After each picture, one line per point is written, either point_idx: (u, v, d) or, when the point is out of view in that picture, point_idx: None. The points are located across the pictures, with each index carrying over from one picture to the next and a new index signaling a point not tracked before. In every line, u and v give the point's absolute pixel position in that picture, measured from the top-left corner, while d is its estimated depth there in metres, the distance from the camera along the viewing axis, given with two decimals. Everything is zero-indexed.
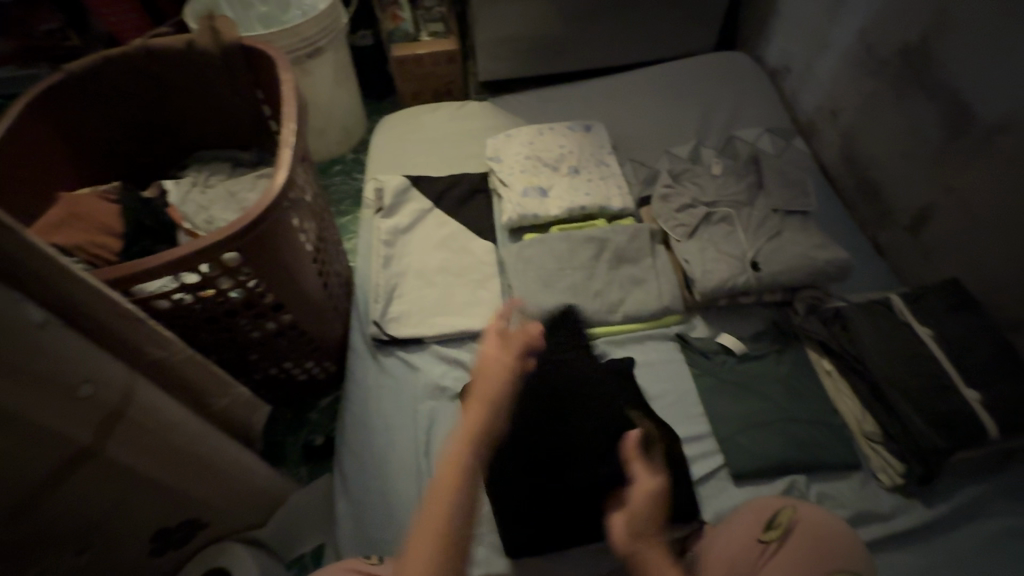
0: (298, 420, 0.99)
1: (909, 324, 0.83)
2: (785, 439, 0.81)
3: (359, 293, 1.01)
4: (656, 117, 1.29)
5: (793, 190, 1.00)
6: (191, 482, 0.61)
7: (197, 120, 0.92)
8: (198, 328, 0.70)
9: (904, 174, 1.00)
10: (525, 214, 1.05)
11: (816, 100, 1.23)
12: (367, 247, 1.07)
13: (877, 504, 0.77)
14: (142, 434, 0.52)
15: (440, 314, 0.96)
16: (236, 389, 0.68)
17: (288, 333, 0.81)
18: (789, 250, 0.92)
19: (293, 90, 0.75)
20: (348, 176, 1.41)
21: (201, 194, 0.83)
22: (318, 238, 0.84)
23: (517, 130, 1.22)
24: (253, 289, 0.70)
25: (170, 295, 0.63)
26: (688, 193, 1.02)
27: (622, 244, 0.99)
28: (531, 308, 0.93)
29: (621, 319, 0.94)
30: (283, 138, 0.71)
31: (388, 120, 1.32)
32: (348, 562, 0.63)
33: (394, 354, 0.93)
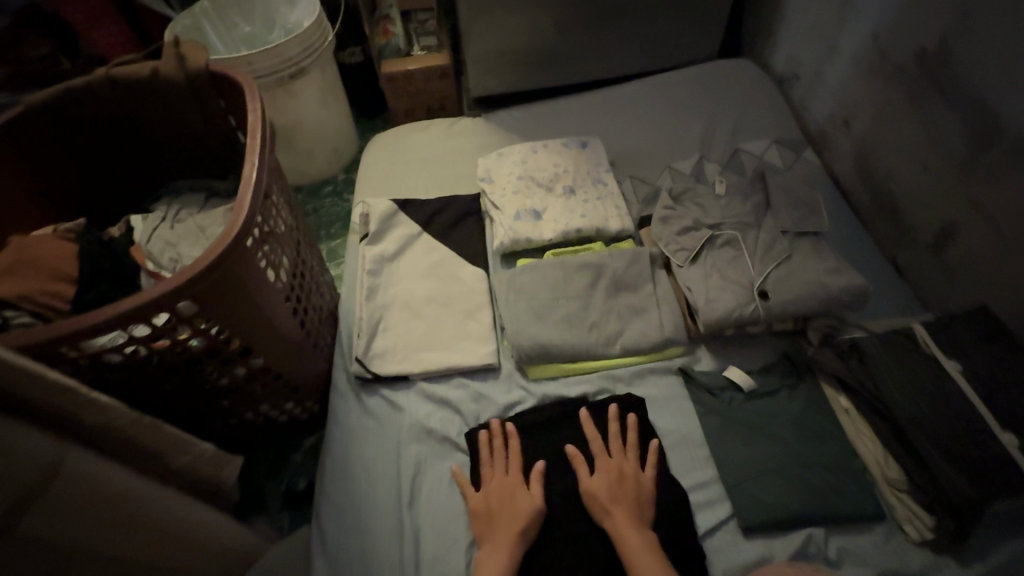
0: (280, 461, 0.94)
1: (934, 358, 0.76)
2: (800, 488, 0.74)
3: (342, 326, 0.95)
4: (656, 130, 1.22)
5: (803, 210, 0.94)
6: (139, 549, 0.57)
7: (169, 148, 0.88)
8: (158, 379, 0.65)
9: (924, 189, 0.93)
10: (517, 239, 1.00)
11: (827, 109, 1.15)
12: (351, 276, 1.02)
13: (904, 561, 0.70)
14: (68, 509, 0.48)
15: (427, 349, 0.90)
16: (198, 446, 0.65)
17: (261, 376, 0.76)
18: (799, 277, 0.85)
19: (260, 120, 0.71)
20: (339, 197, 1.37)
21: (169, 230, 0.79)
22: (292, 274, 0.80)
23: (509, 148, 1.16)
24: (216, 336, 0.65)
25: (121, 348, 0.59)
26: (690, 214, 0.96)
27: (620, 270, 0.93)
28: (522, 341, 0.87)
29: (619, 352, 0.88)
30: (246, 174, 0.66)
31: (377, 139, 1.28)
32: None
33: (378, 392, 0.88)
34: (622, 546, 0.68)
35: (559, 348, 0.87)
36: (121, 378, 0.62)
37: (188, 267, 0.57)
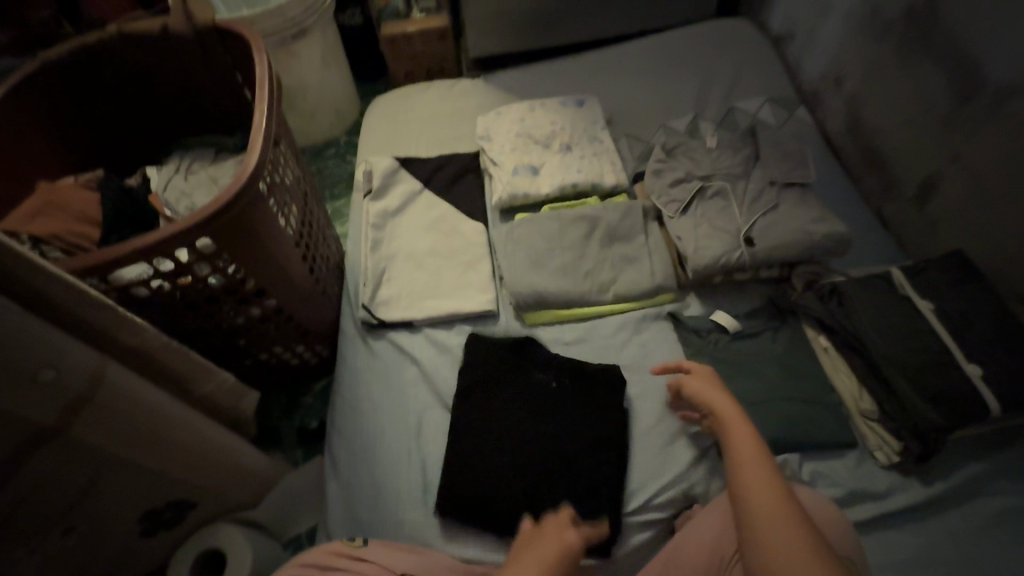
0: (293, 403, 0.99)
1: (909, 299, 0.81)
2: (778, 419, 0.79)
3: (348, 277, 1.00)
4: (652, 90, 1.24)
5: (791, 163, 0.97)
6: (172, 459, 0.63)
7: (179, 104, 0.91)
8: (181, 315, 0.70)
9: (910, 142, 0.96)
10: (515, 194, 1.03)
11: (820, 66, 1.17)
12: (356, 230, 1.06)
13: (872, 483, 0.75)
14: (112, 415, 0.54)
15: (429, 297, 0.95)
16: (221, 374, 0.69)
17: (275, 318, 0.81)
18: (785, 225, 0.89)
19: (268, 72, 0.74)
20: (341, 159, 1.40)
21: (183, 180, 0.83)
22: (301, 223, 0.84)
23: (507, 107, 1.19)
24: (233, 276, 0.70)
25: (148, 282, 0.63)
26: (683, 168, 0.99)
27: (614, 221, 0.97)
28: (520, 288, 0.92)
29: (612, 298, 0.92)
30: (257, 122, 0.70)
31: (379, 101, 1.30)
32: (334, 547, 0.65)
33: (384, 337, 0.93)
34: (728, 443, 0.67)
35: (555, 295, 0.91)
36: (148, 313, 0.67)
37: (209, 203, 0.62)
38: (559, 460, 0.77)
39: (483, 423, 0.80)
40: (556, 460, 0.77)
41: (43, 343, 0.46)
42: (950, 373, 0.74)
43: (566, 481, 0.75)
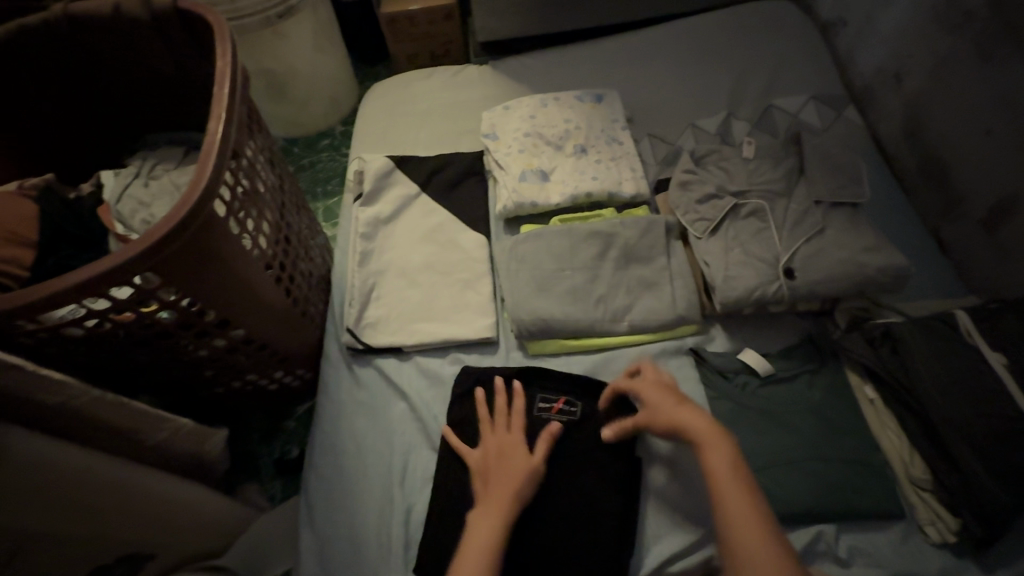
0: (273, 429, 0.91)
1: (976, 347, 0.69)
2: (813, 482, 0.69)
3: (334, 293, 0.90)
4: (680, 83, 1.11)
5: (842, 177, 0.84)
6: (113, 523, 0.56)
7: (141, 97, 0.80)
8: (129, 352, 0.61)
9: (983, 156, 0.82)
10: (521, 203, 0.92)
11: (876, 60, 1.02)
12: (345, 238, 0.96)
13: (921, 564, 0.65)
14: (21, 487, 0.46)
15: (422, 320, 0.85)
16: (175, 421, 0.60)
17: (245, 348, 0.72)
18: (831, 254, 0.77)
19: (229, 66, 0.63)
20: (336, 152, 1.29)
21: (142, 187, 0.73)
22: (275, 239, 0.74)
23: (516, 100, 1.06)
24: (188, 308, 0.61)
25: (81, 321, 0.54)
26: (713, 179, 0.87)
27: (632, 240, 0.85)
28: (524, 315, 0.81)
29: (627, 329, 0.82)
30: (212, 128, 0.59)
31: (375, 89, 1.18)
32: None
33: (371, 364, 0.83)
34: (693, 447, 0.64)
35: (563, 324, 0.81)
36: (88, 353, 0.59)
37: (152, 231, 0.52)
38: (565, 521, 0.67)
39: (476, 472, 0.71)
40: (559, 522, 0.67)
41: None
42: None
43: (566, 546, 0.66)
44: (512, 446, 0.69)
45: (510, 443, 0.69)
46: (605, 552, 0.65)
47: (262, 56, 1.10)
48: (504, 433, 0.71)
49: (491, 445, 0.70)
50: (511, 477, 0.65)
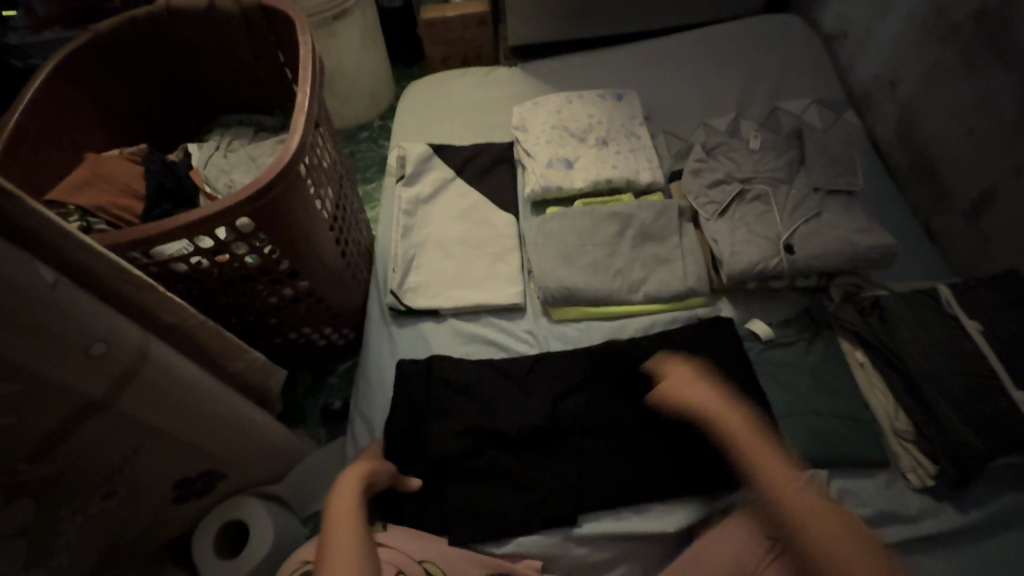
0: (317, 383, 1.01)
1: (955, 318, 0.77)
2: (807, 432, 0.77)
3: (378, 262, 1.01)
4: (693, 86, 1.21)
5: (839, 168, 0.93)
6: (205, 435, 0.65)
7: (221, 82, 0.93)
8: (216, 292, 0.71)
9: (966, 154, 0.91)
10: (548, 186, 1.02)
11: (874, 68, 1.12)
12: (387, 215, 1.06)
13: (902, 505, 0.73)
14: (151, 389, 0.56)
15: (457, 287, 0.95)
16: (251, 353, 0.70)
17: (306, 299, 0.82)
18: (827, 233, 0.85)
19: (311, 54, 0.74)
20: (374, 142, 1.41)
21: (223, 158, 0.84)
22: (335, 206, 0.84)
23: (544, 97, 1.17)
24: (268, 256, 0.71)
25: (187, 258, 0.64)
26: (723, 168, 0.96)
27: (648, 220, 0.95)
28: (550, 283, 0.91)
29: (641, 299, 0.91)
30: (299, 104, 0.70)
31: (415, 85, 1.30)
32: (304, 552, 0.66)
33: (411, 324, 0.93)
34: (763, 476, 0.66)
35: (584, 291, 0.90)
36: (186, 287, 0.69)
37: (249, 184, 0.63)
38: (595, 458, 0.78)
39: (500, 435, 0.78)
40: (596, 459, 0.78)
41: (89, 323, 0.47)
42: (989, 394, 0.71)
43: (599, 480, 0.76)
44: (345, 516, 0.66)
45: (348, 502, 0.67)
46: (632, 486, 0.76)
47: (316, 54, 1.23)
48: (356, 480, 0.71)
49: (338, 490, 0.69)
50: (343, 529, 0.64)
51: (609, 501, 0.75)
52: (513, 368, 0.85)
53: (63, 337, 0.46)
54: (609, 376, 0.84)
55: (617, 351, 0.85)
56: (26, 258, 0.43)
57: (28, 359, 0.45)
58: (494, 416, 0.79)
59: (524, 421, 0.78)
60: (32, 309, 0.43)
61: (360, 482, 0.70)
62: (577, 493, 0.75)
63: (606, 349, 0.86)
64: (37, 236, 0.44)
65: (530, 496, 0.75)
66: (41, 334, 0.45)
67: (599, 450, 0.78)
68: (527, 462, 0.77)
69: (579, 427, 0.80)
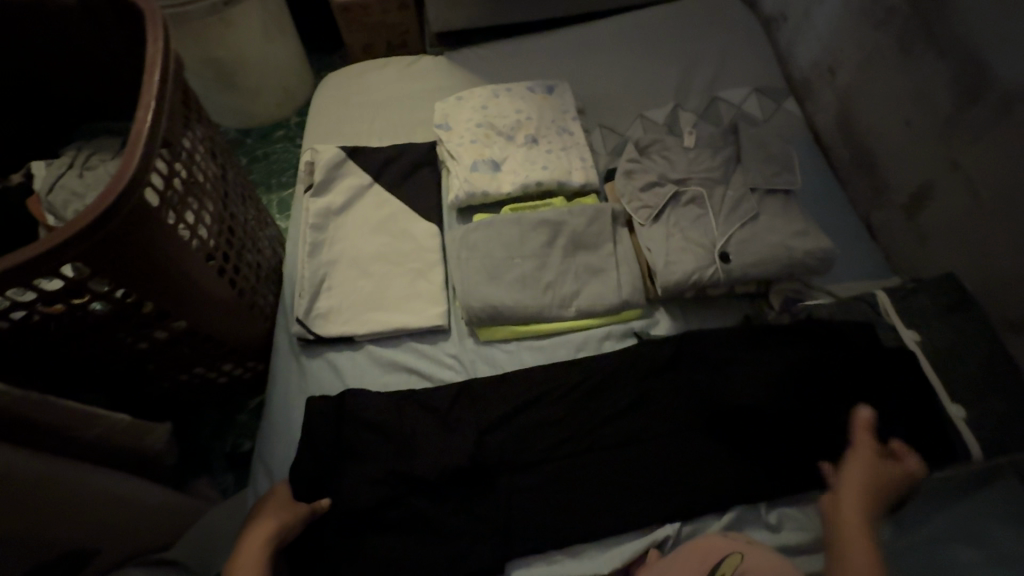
0: (226, 422, 0.92)
1: (890, 323, 0.77)
2: (747, 455, 0.73)
3: (286, 285, 0.90)
4: (630, 76, 1.13)
5: (776, 165, 0.88)
6: (55, 518, 0.57)
7: (79, 86, 0.80)
8: (63, 344, 0.61)
9: (904, 147, 0.87)
10: (472, 192, 0.93)
11: (812, 54, 1.07)
12: (296, 230, 0.95)
13: None
14: None
15: (373, 310, 0.86)
16: (111, 416, 0.63)
17: (188, 339, 0.72)
18: (763, 238, 0.80)
19: (160, 54, 0.61)
20: (291, 143, 1.28)
21: (76, 177, 0.74)
22: (217, 229, 0.73)
23: (468, 91, 1.07)
24: (123, 300, 0.61)
25: (8, 314, 0.54)
26: (656, 168, 0.90)
27: (580, 228, 0.88)
28: (475, 302, 0.83)
29: (574, 315, 0.84)
30: (140, 118, 0.57)
31: (330, 78, 1.18)
32: None
33: (321, 355, 0.84)
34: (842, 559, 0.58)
35: (511, 311, 0.83)
36: (19, 348, 0.58)
37: (68, 224, 0.51)
38: (523, 498, 0.71)
39: (418, 482, 0.70)
40: (525, 498, 0.71)
41: None
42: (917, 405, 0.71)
43: (528, 524, 0.70)
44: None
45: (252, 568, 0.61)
46: (564, 527, 0.70)
47: (187, 49, 1.08)
48: (265, 538, 0.63)
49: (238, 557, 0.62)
50: None
51: (539, 547, 0.69)
52: (434, 402, 0.77)
53: None
54: (538, 402, 0.77)
55: (549, 377, 0.79)
56: None
57: None
58: (413, 461, 0.71)
59: (449, 465, 0.71)
60: None
61: (269, 541, 0.63)
62: (504, 540, 0.69)
63: (537, 373, 0.80)
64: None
65: (452, 547, 0.68)
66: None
67: (530, 491, 0.71)
68: (449, 507, 0.70)
69: (507, 465, 0.72)
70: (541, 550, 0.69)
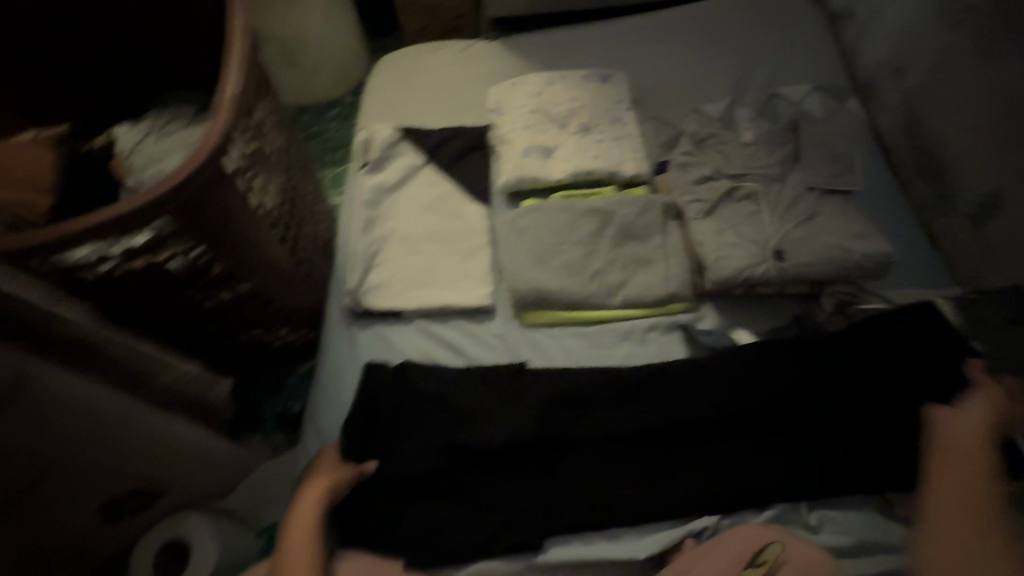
0: (275, 385, 0.96)
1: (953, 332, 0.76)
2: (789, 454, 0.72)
3: (339, 257, 0.93)
4: (686, 69, 1.12)
5: (837, 166, 0.86)
6: (130, 448, 0.65)
7: (160, 56, 0.84)
8: (136, 300, 0.64)
9: (975, 154, 0.83)
10: (523, 178, 0.94)
11: (880, 53, 1.03)
12: (350, 205, 0.98)
13: (883, 534, 0.69)
14: (43, 408, 0.57)
15: (422, 287, 0.88)
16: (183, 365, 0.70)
17: (248, 303, 0.75)
18: (821, 238, 0.79)
19: (244, 30, 0.65)
20: (344, 122, 1.31)
21: (154, 141, 0.76)
22: (281, 199, 0.76)
23: (523, 77, 1.08)
24: (198, 259, 0.64)
25: (95, 265, 0.57)
26: (712, 162, 0.89)
27: (629, 218, 0.88)
28: (523, 285, 0.84)
29: (619, 304, 0.85)
30: (228, 89, 0.61)
31: (386, 59, 1.20)
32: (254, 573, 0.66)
33: (370, 327, 0.86)
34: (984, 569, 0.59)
35: (557, 296, 0.84)
36: (96, 300, 0.61)
37: (160, 182, 0.54)
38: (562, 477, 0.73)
39: (465, 453, 0.73)
40: (564, 478, 0.73)
41: None
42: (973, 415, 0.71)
43: (565, 503, 0.72)
44: (305, 537, 0.64)
45: (309, 524, 0.66)
46: (600, 509, 0.71)
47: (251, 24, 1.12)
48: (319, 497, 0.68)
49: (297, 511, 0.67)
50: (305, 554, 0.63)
51: (575, 525, 0.71)
52: (477, 379, 0.79)
53: None
54: (580, 387, 0.78)
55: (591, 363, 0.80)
56: None
57: None
58: (456, 434, 0.73)
59: (495, 441, 0.73)
60: None
61: (323, 497, 0.68)
62: (542, 515, 0.71)
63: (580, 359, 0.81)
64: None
65: (492, 518, 0.70)
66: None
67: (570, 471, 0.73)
68: (493, 479, 0.73)
69: (550, 443, 0.75)
70: (579, 528, 0.71)
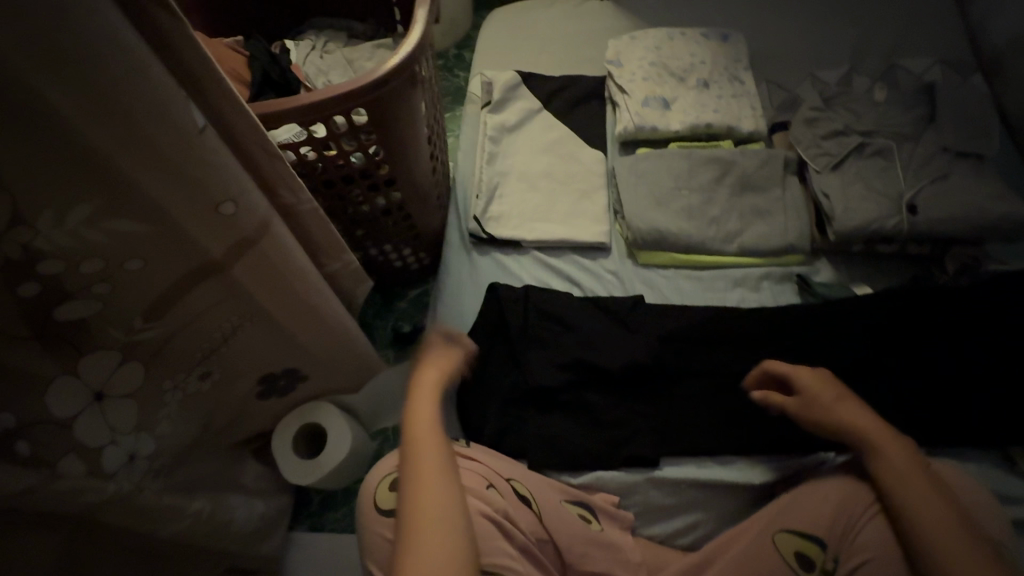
0: (386, 306, 1.01)
1: None
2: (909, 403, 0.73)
3: (459, 189, 0.98)
4: (802, 36, 1.12)
5: (971, 131, 0.85)
6: (310, 330, 0.64)
7: None
8: (315, 190, 0.70)
9: None
10: (642, 125, 0.96)
11: (1012, 27, 1.00)
12: (470, 142, 1.03)
13: (1004, 485, 0.69)
14: (266, 265, 0.53)
15: (541, 220, 0.91)
16: (347, 256, 0.67)
17: (395, 214, 0.80)
18: (956, 196, 0.79)
19: None
20: (449, 72, 1.35)
21: (319, 58, 0.83)
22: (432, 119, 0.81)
23: (642, 32, 1.09)
24: (372, 157, 0.69)
25: (296, 147, 0.63)
26: (840, 119, 0.89)
27: (750, 168, 0.89)
28: (643, 223, 0.86)
29: (736, 250, 0.86)
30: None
31: (501, 11, 1.23)
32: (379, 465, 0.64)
33: (490, 254, 0.91)
34: None
35: (676, 237, 0.86)
36: None
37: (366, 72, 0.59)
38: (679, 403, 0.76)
39: (587, 371, 0.76)
40: (680, 404, 0.75)
41: (219, 171, 0.43)
42: None
43: (682, 428, 0.74)
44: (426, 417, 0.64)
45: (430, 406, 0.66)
46: (717, 435, 0.74)
47: None
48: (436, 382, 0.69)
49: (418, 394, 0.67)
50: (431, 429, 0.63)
51: (691, 449, 0.73)
52: (597, 307, 0.82)
53: (166, 192, 0.42)
54: (699, 323, 0.80)
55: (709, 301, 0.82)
56: (177, 90, 0.39)
57: (148, 192, 0.41)
58: (578, 352, 0.77)
59: (619, 364, 0.75)
60: (174, 147, 0.40)
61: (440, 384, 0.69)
62: (660, 435, 0.74)
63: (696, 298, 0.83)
64: (185, 55, 0.40)
65: (611, 433, 0.73)
66: (188, 171, 0.42)
67: (686, 399, 0.76)
68: (613, 399, 0.75)
69: (668, 372, 0.77)
70: (696, 451, 0.73)
